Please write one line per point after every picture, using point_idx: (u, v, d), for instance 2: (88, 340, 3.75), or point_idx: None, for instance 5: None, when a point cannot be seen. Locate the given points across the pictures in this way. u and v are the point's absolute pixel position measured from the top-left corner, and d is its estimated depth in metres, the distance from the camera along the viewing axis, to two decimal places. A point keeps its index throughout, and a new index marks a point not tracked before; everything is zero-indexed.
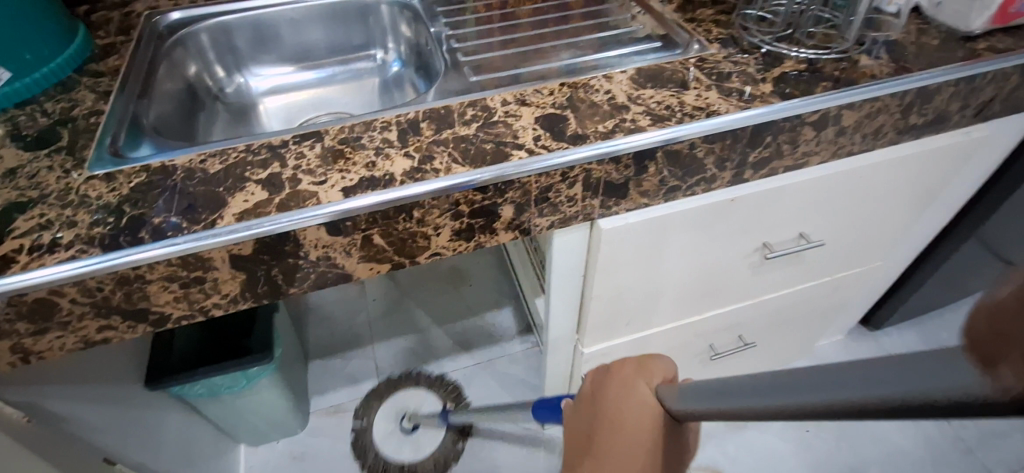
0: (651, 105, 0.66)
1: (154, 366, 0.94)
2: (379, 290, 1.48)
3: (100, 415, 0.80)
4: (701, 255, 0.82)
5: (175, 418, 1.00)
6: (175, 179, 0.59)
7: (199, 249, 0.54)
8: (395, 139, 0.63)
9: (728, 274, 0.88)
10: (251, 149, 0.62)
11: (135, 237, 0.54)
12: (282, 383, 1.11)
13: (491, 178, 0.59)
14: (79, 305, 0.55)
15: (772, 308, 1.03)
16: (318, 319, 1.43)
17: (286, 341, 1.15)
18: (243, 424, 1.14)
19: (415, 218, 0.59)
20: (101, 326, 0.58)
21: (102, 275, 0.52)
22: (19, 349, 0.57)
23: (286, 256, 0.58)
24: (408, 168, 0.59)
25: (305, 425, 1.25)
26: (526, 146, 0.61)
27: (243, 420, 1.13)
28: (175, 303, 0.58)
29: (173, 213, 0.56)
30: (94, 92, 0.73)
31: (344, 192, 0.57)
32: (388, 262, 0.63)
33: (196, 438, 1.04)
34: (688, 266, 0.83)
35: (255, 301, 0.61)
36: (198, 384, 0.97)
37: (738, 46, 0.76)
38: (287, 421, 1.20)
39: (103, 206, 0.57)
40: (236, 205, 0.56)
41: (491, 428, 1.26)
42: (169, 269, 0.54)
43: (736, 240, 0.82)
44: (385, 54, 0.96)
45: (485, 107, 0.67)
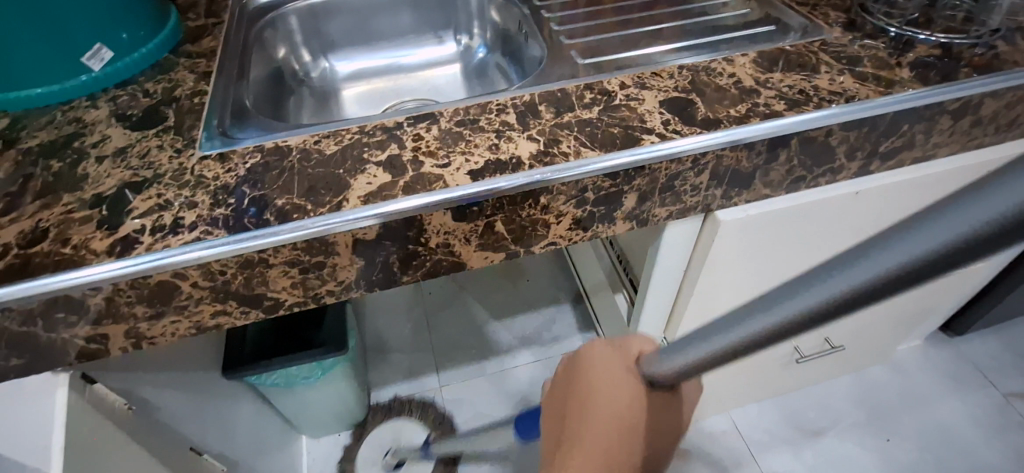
0: (782, 89, 0.62)
1: (230, 357, 0.93)
2: (435, 286, 1.45)
3: (184, 404, 0.78)
4: (811, 251, 0.77)
5: (247, 408, 0.98)
6: (291, 160, 0.57)
7: (326, 232, 0.51)
8: (514, 121, 0.60)
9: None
10: (365, 131, 0.60)
11: (259, 219, 0.51)
12: (349, 377, 1.09)
13: (624, 163, 0.55)
14: (198, 289, 0.53)
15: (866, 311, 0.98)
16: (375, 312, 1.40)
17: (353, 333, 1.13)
18: (309, 417, 1.12)
19: (541, 204, 0.56)
20: (214, 311, 0.55)
21: (227, 257, 0.50)
22: (133, 334, 0.55)
23: (406, 242, 0.55)
24: (534, 152, 0.56)
25: (365, 420, 1.23)
26: (655, 131, 0.58)
27: (309, 413, 1.11)
28: (291, 289, 0.56)
29: (294, 194, 0.53)
30: (191, 74, 0.71)
31: (470, 176, 0.54)
32: (503, 251, 0.60)
33: (265, 430, 1.02)
34: (794, 263, 0.78)
35: (367, 289, 0.59)
36: (273, 375, 0.95)
37: (862, 29, 0.72)
38: (350, 414, 1.18)
39: (221, 187, 0.55)
40: (359, 188, 0.53)
41: None
42: (293, 253, 0.52)
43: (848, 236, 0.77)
44: (470, 40, 0.93)
45: (603, 90, 0.63)
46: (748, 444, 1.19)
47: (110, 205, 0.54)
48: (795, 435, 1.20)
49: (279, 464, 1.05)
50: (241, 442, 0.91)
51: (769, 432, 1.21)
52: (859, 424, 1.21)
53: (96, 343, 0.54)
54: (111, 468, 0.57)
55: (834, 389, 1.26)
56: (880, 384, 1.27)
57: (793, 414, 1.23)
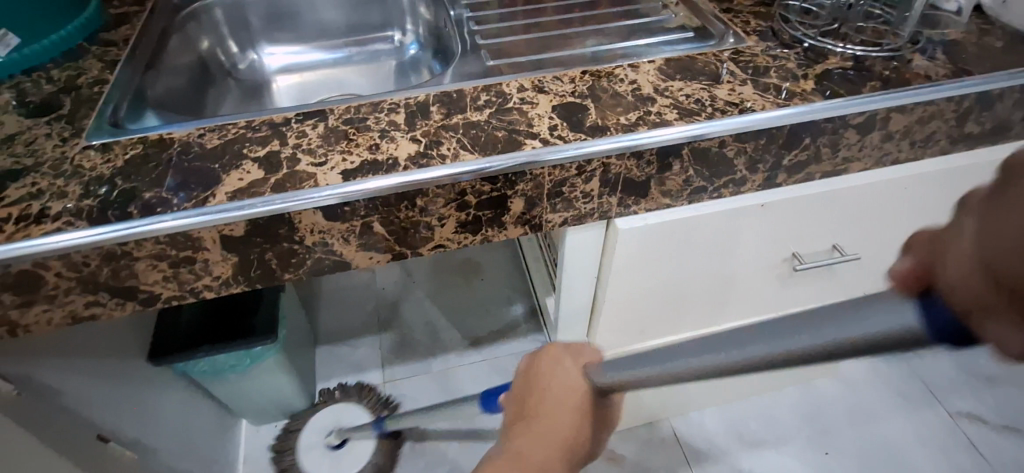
0: (679, 98, 0.61)
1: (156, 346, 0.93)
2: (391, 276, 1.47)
3: (95, 390, 0.78)
4: (723, 263, 0.77)
5: (176, 397, 0.98)
6: (171, 154, 0.57)
7: (187, 227, 0.51)
8: (401, 121, 0.59)
9: (752, 284, 0.83)
10: (252, 126, 0.59)
11: (124, 211, 0.51)
12: (287, 369, 1.09)
13: (502, 167, 0.55)
14: (65, 279, 0.52)
15: (797, 325, 0.97)
16: (327, 303, 1.41)
17: (289, 323, 1.13)
18: (247, 406, 1.13)
19: (418, 206, 0.56)
20: (88, 302, 0.55)
21: (87, 249, 0.50)
22: (6, 321, 0.55)
23: (281, 240, 0.55)
24: (413, 153, 0.56)
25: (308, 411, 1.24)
26: (539, 135, 0.57)
27: (245, 403, 1.12)
28: (165, 282, 0.56)
29: (165, 188, 0.53)
30: (101, 63, 0.71)
31: (343, 175, 0.54)
32: (388, 252, 0.60)
33: (196, 418, 1.02)
34: (707, 274, 0.78)
35: (249, 285, 0.58)
36: (201, 362, 0.96)
37: (778, 39, 0.70)
38: (290, 404, 1.18)
39: (96, 178, 0.54)
40: (230, 183, 0.53)
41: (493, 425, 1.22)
42: (158, 246, 0.52)
43: (762, 249, 0.76)
44: (403, 36, 0.93)
45: (499, 93, 0.63)
46: (688, 453, 1.18)
47: None
48: (736, 446, 1.19)
49: (210, 452, 1.06)
50: (167, 430, 0.92)
51: (710, 442, 1.20)
52: (802, 439, 1.20)
53: None
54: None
55: (781, 402, 1.25)
56: (826, 398, 1.26)
57: (735, 424, 1.22)
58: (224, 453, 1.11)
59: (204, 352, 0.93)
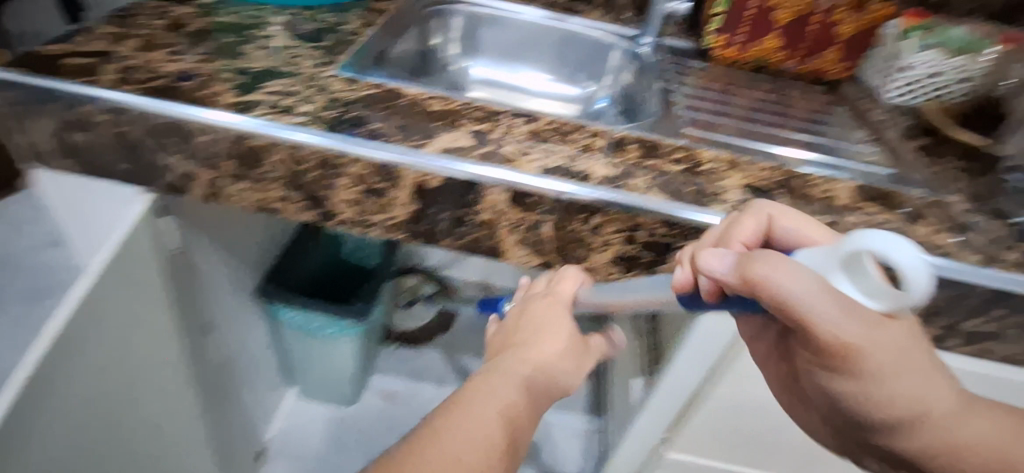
0: (873, 221, 0.60)
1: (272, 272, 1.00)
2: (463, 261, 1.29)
3: (218, 279, 0.85)
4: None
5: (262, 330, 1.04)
6: (401, 102, 0.64)
7: (398, 163, 0.57)
8: (600, 148, 0.63)
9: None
10: (471, 106, 0.66)
11: (353, 131, 0.58)
12: (360, 353, 1.11)
13: (684, 216, 0.56)
14: (279, 168, 0.59)
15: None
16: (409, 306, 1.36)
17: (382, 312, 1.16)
18: (306, 374, 1.16)
19: (592, 224, 0.58)
20: (281, 195, 0.61)
21: (312, 149, 0.57)
22: (214, 185, 0.62)
23: (461, 206, 0.59)
24: (605, 175, 0.59)
25: (347, 405, 1.25)
26: (727, 203, 0.58)
27: (303, 366, 1.14)
28: (348, 205, 0.61)
29: (390, 126, 0.60)
30: (359, 21, 0.83)
31: (539, 170, 0.57)
32: (541, 257, 0.62)
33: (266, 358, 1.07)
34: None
35: (409, 236, 0.62)
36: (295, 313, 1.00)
37: (985, 206, 0.67)
38: (345, 388, 1.20)
39: (337, 99, 0.63)
40: (443, 142, 0.59)
41: None
42: (364, 170, 0.57)
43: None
44: (597, 90, 1.00)
45: (694, 155, 0.65)
46: None
47: (251, 80, 0.64)
48: None
49: (260, 396, 1.10)
50: (243, 357, 0.98)
51: None
52: None
53: (185, 180, 0.63)
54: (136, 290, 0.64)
55: None
56: None
57: None
58: (267, 405, 1.14)
59: (302, 303, 0.97)
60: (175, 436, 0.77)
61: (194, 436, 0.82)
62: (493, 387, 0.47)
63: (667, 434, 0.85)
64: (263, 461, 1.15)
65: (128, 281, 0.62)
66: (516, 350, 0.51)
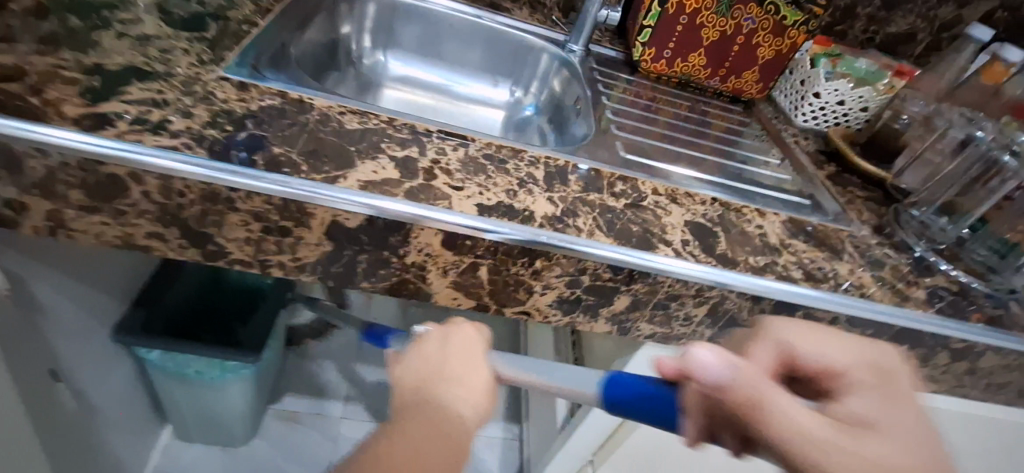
0: (803, 260, 0.61)
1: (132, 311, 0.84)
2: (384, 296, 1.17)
3: (66, 316, 0.69)
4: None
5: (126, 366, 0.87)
6: (309, 119, 0.54)
7: (308, 199, 0.47)
8: (539, 178, 0.57)
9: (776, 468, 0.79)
10: (394, 125, 0.57)
11: (247, 157, 0.48)
12: (250, 391, 0.97)
13: (632, 262, 0.52)
14: (147, 200, 0.47)
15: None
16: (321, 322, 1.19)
17: (278, 337, 1.03)
18: (184, 413, 1.00)
19: (534, 269, 0.52)
20: (152, 231, 0.49)
21: (193, 181, 0.46)
22: (55, 217, 0.48)
23: (384, 248, 0.50)
24: (547, 214, 0.53)
25: (234, 446, 1.10)
26: (671, 245, 0.55)
27: (181, 410, 0.98)
28: (242, 244, 0.50)
29: (295, 151, 0.50)
30: (252, 7, 0.70)
31: (476, 209, 0.51)
32: (475, 301, 0.55)
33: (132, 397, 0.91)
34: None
35: (320, 279, 0.53)
36: (165, 355, 0.85)
37: (890, 238, 0.72)
38: (234, 428, 1.04)
39: (226, 113, 0.51)
40: (362, 172, 0.50)
41: None
42: (263, 207, 0.47)
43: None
44: (523, 95, 0.94)
45: (634, 187, 0.62)
46: None
47: (107, 82, 0.50)
48: None
49: (127, 440, 0.94)
50: (104, 397, 0.81)
51: None
52: None
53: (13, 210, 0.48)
54: None
55: None
56: None
57: None
58: (138, 446, 0.98)
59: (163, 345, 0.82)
60: None
61: None
62: (430, 415, 0.42)
63: (594, 457, 0.84)
64: None
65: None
66: (444, 384, 0.44)
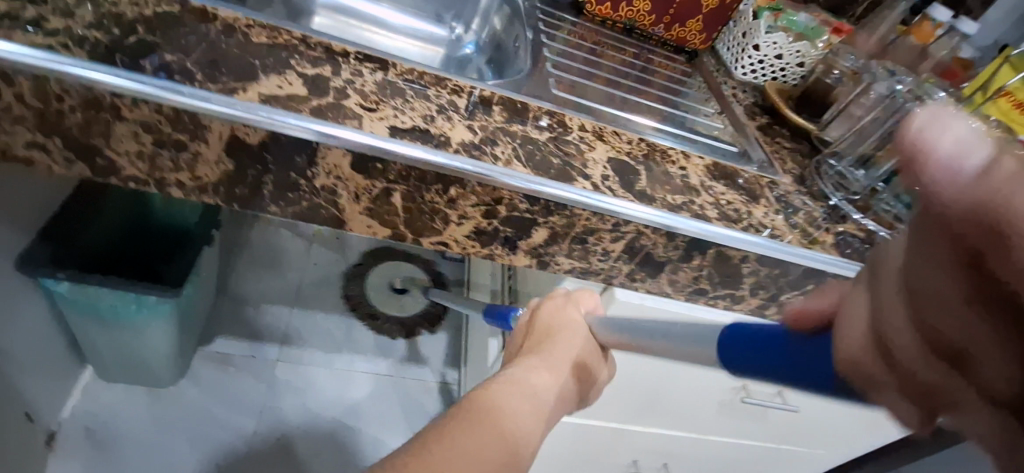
0: (721, 201, 0.62)
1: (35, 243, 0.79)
2: None
3: None
4: (674, 369, 0.77)
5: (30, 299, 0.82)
6: (210, 28, 0.50)
7: (201, 110, 0.44)
8: (461, 106, 0.56)
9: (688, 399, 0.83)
10: (308, 42, 0.54)
11: (135, 62, 0.44)
12: (174, 329, 0.94)
13: (548, 193, 0.52)
14: (21, 104, 0.43)
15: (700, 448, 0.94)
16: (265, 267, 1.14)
17: (206, 276, 0.99)
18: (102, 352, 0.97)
19: (448, 196, 0.51)
20: (31, 141, 0.45)
21: (70, 83, 0.42)
22: None
23: (290, 168, 0.48)
24: (465, 141, 0.52)
25: (161, 386, 1.07)
26: (591, 179, 0.55)
27: (96, 348, 0.94)
28: (135, 159, 0.47)
29: (191, 59, 0.46)
30: None
31: (389, 130, 0.49)
32: (391, 230, 0.54)
33: (38, 334, 0.86)
34: (659, 370, 0.77)
35: (224, 201, 0.50)
36: (74, 288, 0.80)
37: (808, 187, 0.74)
38: (158, 368, 1.01)
39: (114, 16, 0.47)
40: (266, 86, 0.47)
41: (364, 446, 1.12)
42: (152, 117, 0.44)
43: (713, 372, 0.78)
44: (464, 33, 0.91)
45: (561, 123, 0.61)
46: None
47: None
48: None
49: (38, 377, 0.90)
50: (3, 331, 0.77)
51: None
52: None
53: None
54: None
55: None
56: None
57: None
58: (48, 385, 0.94)
59: (69, 277, 0.78)
60: None
61: None
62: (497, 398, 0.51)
63: None
64: (51, 449, 0.97)
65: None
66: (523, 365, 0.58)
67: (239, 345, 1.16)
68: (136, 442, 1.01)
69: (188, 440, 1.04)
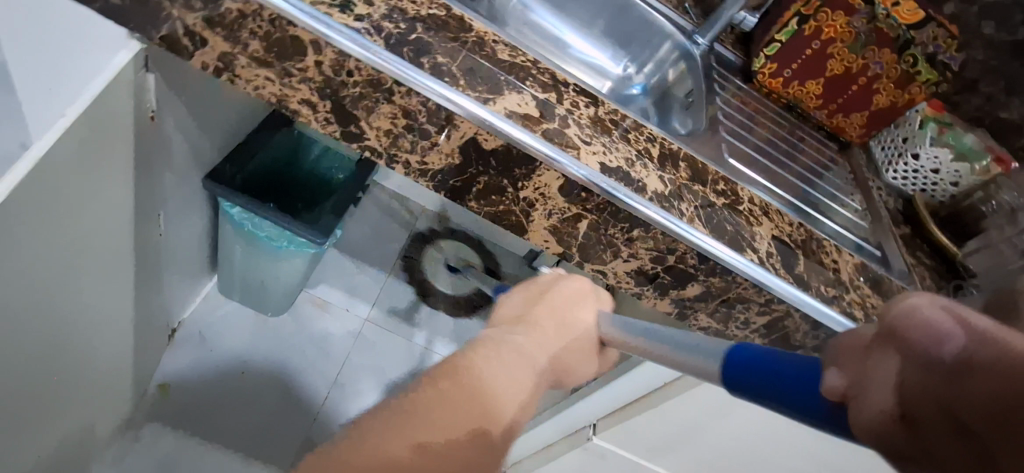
0: (868, 304, 0.64)
1: (224, 164, 0.89)
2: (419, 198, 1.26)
3: (180, 151, 0.74)
4: (747, 439, 0.76)
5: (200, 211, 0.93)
6: (468, 38, 0.57)
7: (460, 113, 0.50)
8: (655, 155, 0.60)
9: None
10: (538, 66, 0.60)
11: (415, 57, 0.51)
12: (301, 268, 1.03)
13: (720, 257, 0.56)
14: (315, 70, 0.51)
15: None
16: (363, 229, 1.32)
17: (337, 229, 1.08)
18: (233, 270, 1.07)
19: (630, 235, 0.56)
20: (307, 98, 0.53)
21: (364, 63, 0.49)
22: (227, 59, 0.52)
23: (506, 176, 0.54)
24: (657, 191, 0.57)
25: (267, 315, 1.17)
26: (758, 253, 0.59)
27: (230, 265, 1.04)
28: (382, 135, 0.54)
29: (455, 65, 0.53)
30: None
31: (599, 166, 0.54)
32: (564, 249, 0.59)
33: (194, 243, 0.96)
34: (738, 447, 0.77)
35: (435, 187, 0.57)
36: (243, 213, 0.91)
37: None
38: (274, 297, 1.11)
39: (400, 11, 0.54)
40: (509, 102, 0.53)
41: None
42: (416, 106, 0.51)
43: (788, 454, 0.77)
44: (635, 74, 0.96)
45: (734, 190, 0.65)
46: None
47: None
48: None
49: (182, 278, 1.01)
50: (178, 236, 0.87)
51: None
52: None
53: (190, 41, 0.52)
54: (101, 152, 0.55)
55: None
56: None
57: None
58: (185, 289, 1.04)
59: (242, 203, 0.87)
60: (106, 307, 0.69)
61: (125, 306, 0.75)
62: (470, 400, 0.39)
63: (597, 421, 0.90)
64: (171, 342, 1.08)
65: (83, 145, 0.51)
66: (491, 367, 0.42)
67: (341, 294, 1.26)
68: (234, 356, 1.12)
69: (270, 358, 1.14)
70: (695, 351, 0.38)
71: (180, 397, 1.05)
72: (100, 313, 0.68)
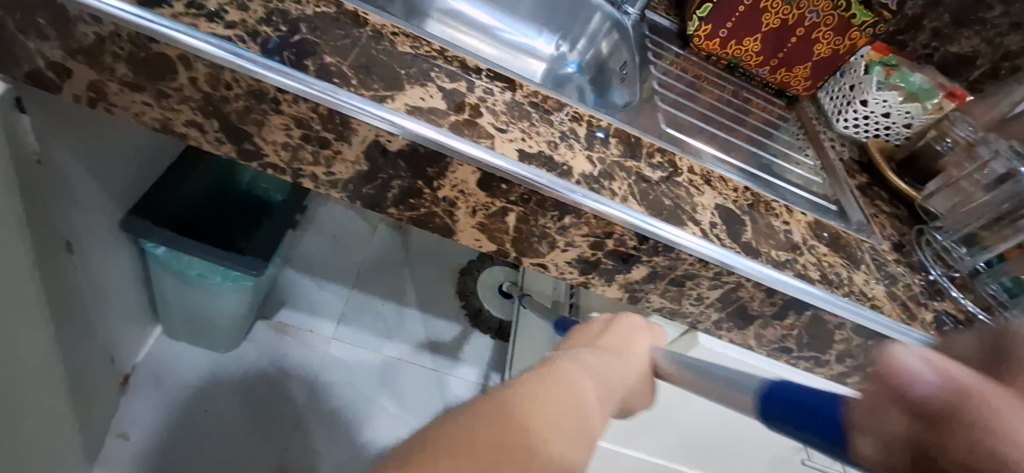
0: (823, 263, 0.61)
1: (149, 198, 0.84)
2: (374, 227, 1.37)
3: (85, 191, 0.69)
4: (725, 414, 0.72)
5: (129, 251, 0.87)
6: (362, 34, 0.53)
7: (355, 116, 0.46)
8: (581, 135, 0.57)
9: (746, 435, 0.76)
10: (444, 55, 0.56)
11: (299, 60, 0.47)
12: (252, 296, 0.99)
13: (659, 234, 0.53)
14: (192, 87, 0.46)
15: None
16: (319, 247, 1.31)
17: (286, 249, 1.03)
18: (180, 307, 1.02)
19: (561, 223, 0.53)
20: (192, 119, 0.48)
21: (240, 75, 0.45)
22: (97, 88, 0.48)
23: (419, 176, 0.50)
24: (584, 172, 0.53)
25: (229, 348, 1.12)
26: (700, 225, 0.56)
27: (172, 303, 0.98)
28: (279, 149, 0.50)
29: (347, 63, 0.49)
30: None
31: (518, 154, 0.51)
32: (496, 245, 0.55)
33: (131, 284, 0.91)
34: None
35: (349, 197, 0.53)
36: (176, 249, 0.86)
37: (906, 257, 0.72)
38: (230, 330, 1.06)
39: (281, 12, 0.50)
40: (411, 97, 0.50)
41: (397, 429, 1.15)
42: (306, 113, 0.47)
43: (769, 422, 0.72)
44: (569, 52, 0.93)
45: (672, 161, 0.61)
46: None
47: None
48: None
49: (126, 322, 0.95)
50: (106, 278, 0.82)
51: None
52: None
53: (54, 72, 0.48)
54: None
55: None
56: None
57: None
58: (133, 332, 1.00)
59: (170, 238, 0.82)
60: (27, 365, 0.64)
61: (52, 361, 0.70)
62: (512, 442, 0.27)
63: None
64: (126, 390, 1.03)
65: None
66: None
67: (304, 315, 1.21)
68: (195, 395, 1.06)
69: (233, 393, 1.09)
70: (731, 382, 0.35)
71: (143, 448, 0.99)
72: (19, 374, 0.63)
